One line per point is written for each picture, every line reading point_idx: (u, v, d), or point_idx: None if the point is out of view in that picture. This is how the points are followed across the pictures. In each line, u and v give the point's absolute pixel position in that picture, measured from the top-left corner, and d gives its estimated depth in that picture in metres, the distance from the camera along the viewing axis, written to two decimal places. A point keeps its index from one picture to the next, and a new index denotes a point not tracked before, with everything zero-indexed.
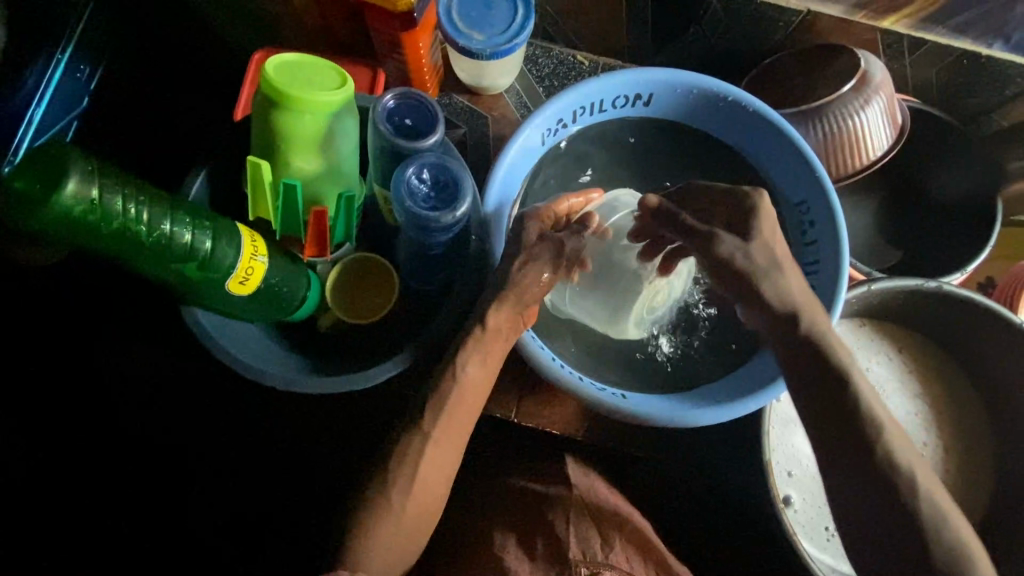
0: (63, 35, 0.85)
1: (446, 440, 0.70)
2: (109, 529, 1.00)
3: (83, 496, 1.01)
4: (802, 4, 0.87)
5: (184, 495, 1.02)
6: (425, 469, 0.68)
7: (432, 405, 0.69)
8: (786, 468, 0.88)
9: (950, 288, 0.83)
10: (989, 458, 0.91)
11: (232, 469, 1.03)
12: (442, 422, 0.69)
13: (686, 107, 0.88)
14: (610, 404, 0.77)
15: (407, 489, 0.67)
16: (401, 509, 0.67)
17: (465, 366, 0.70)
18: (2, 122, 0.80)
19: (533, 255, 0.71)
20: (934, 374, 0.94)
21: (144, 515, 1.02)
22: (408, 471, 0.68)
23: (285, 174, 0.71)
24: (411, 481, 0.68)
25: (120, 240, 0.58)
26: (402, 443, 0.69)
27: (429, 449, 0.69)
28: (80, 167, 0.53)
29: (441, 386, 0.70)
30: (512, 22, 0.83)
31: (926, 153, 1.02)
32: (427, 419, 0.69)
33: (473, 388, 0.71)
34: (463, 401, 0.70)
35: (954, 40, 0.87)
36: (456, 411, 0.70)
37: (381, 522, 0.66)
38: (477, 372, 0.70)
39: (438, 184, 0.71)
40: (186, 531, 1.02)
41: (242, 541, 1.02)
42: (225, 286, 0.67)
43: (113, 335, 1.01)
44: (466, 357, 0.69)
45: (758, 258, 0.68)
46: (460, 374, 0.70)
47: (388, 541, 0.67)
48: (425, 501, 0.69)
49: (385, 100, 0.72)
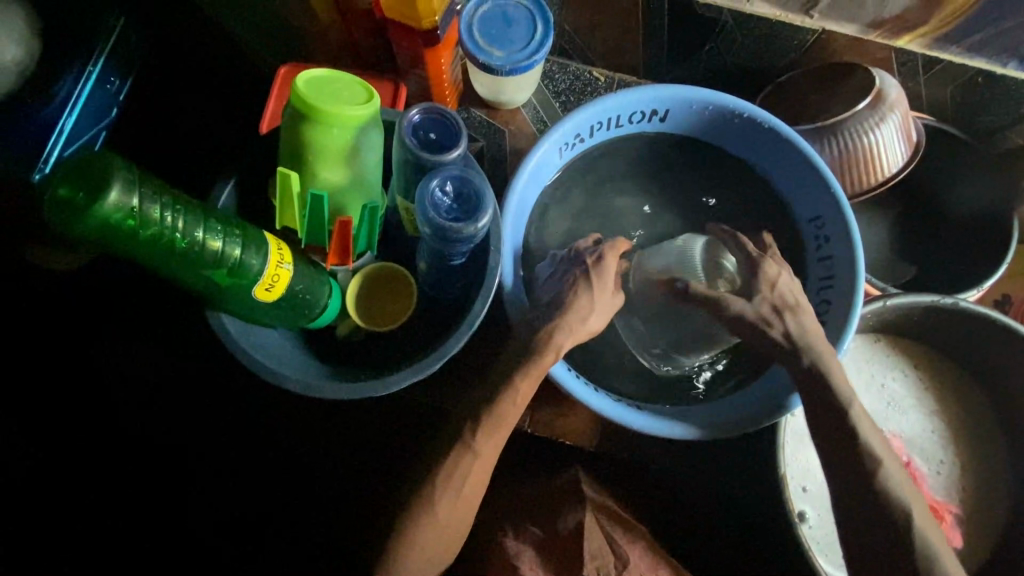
0: (96, 46, 0.88)
1: (492, 457, 0.70)
2: (121, 528, 1.02)
3: (98, 494, 1.02)
4: (817, 23, 0.87)
5: (193, 497, 1.03)
6: (471, 482, 0.69)
7: (484, 420, 0.69)
8: (800, 484, 0.88)
9: (967, 305, 0.83)
10: (1004, 477, 0.90)
11: (232, 470, 1.03)
12: (491, 439, 0.69)
13: (702, 123, 0.89)
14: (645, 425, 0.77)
15: (452, 505, 0.68)
16: (446, 522, 0.68)
17: (519, 387, 0.70)
18: (35, 129, 0.83)
19: (610, 306, 0.77)
20: (950, 391, 0.93)
21: (154, 516, 1.03)
22: (454, 487, 0.68)
23: (311, 184, 0.73)
24: (457, 497, 0.68)
25: (156, 247, 0.60)
26: (452, 458, 0.69)
27: (477, 466, 0.69)
28: (121, 177, 0.55)
29: (497, 407, 0.69)
30: (532, 39, 0.85)
31: (940, 169, 1.02)
32: (478, 437, 0.69)
33: (518, 406, 0.70)
34: (512, 417, 0.70)
35: (969, 59, 0.87)
36: (504, 428, 0.70)
37: (422, 533, 0.68)
38: (528, 392, 0.71)
39: (460, 197, 0.72)
40: (190, 533, 1.02)
41: (245, 544, 1.02)
42: (252, 292, 0.69)
43: (134, 337, 1.03)
44: (523, 384, 0.70)
45: (763, 309, 0.76)
46: (517, 400, 0.70)
47: (431, 549, 0.69)
48: (461, 515, 0.70)
49: (410, 115, 0.74)
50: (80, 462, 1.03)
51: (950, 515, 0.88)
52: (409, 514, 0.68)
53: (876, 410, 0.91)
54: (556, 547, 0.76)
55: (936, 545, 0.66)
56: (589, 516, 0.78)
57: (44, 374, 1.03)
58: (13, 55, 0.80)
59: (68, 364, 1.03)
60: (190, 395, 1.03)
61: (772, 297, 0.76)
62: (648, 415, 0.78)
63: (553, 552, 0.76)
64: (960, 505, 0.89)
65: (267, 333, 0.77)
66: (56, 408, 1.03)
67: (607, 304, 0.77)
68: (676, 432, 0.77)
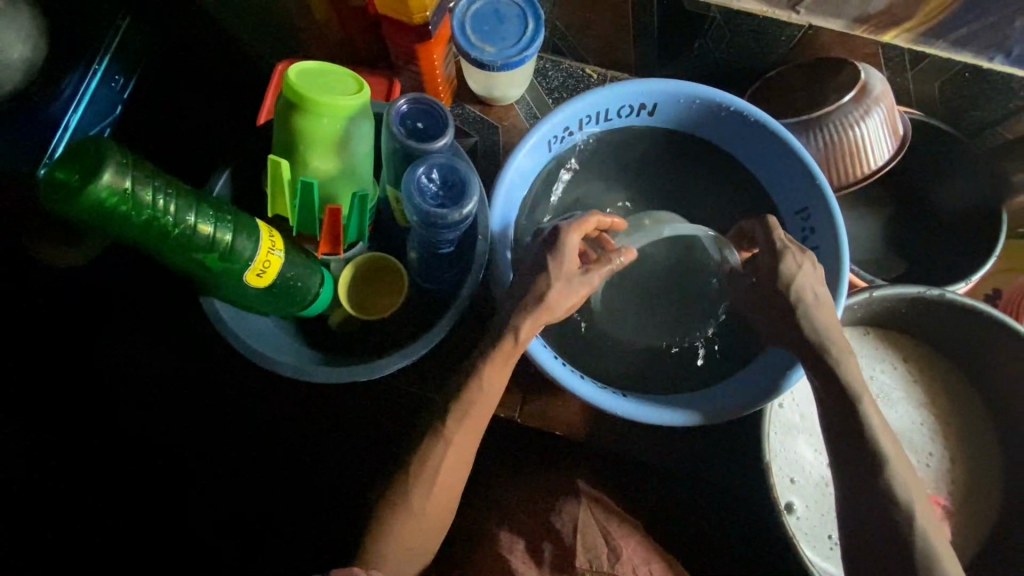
0: (102, 47, 0.91)
1: (464, 446, 0.72)
2: (120, 521, 1.04)
3: (98, 487, 1.04)
4: (803, 19, 0.88)
5: (191, 490, 1.05)
6: (445, 470, 0.71)
7: (454, 411, 0.72)
8: (789, 475, 0.88)
9: (953, 296, 0.83)
10: (993, 469, 0.90)
11: (224, 469, 1.05)
12: (462, 428, 0.72)
13: (690, 116, 0.90)
14: (625, 409, 0.77)
15: (429, 490, 0.71)
16: (423, 510, 0.71)
17: (484, 375, 0.72)
18: (37, 127, 0.85)
19: (568, 284, 0.73)
20: (940, 383, 0.93)
21: (154, 509, 1.04)
22: (429, 474, 0.71)
23: (303, 173, 0.75)
24: (432, 486, 0.71)
25: (149, 230, 0.62)
26: (423, 449, 0.72)
27: (450, 454, 0.72)
28: (115, 160, 0.57)
29: (465, 390, 0.72)
30: (523, 35, 0.86)
31: (930, 163, 1.03)
32: (449, 426, 0.72)
33: (488, 396, 0.73)
34: (483, 408, 0.73)
35: (955, 53, 0.87)
36: (474, 420, 0.72)
37: (402, 523, 0.70)
38: (497, 382, 0.73)
39: (447, 184, 0.74)
40: (190, 532, 1.04)
41: (245, 544, 1.04)
42: (243, 277, 0.70)
43: (134, 330, 1.06)
44: (489, 369, 0.72)
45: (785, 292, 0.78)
46: (481, 386, 0.72)
47: (411, 538, 0.70)
48: (444, 500, 0.72)
49: (399, 105, 0.76)
50: (80, 455, 1.04)
51: (940, 507, 0.88)
52: (388, 503, 0.71)
53: None
54: (551, 538, 0.77)
55: (920, 518, 0.68)
56: (585, 509, 0.80)
57: (47, 370, 1.05)
58: (19, 54, 0.83)
59: (68, 360, 1.05)
60: (187, 389, 1.05)
61: (795, 285, 0.78)
62: (629, 401, 0.78)
63: (547, 547, 0.76)
64: (950, 498, 0.89)
65: (261, 321, 0.79)
66: (59, 403, 1.05)
67: (563, 282, 0.73)
68: (657, 417, 0.77)
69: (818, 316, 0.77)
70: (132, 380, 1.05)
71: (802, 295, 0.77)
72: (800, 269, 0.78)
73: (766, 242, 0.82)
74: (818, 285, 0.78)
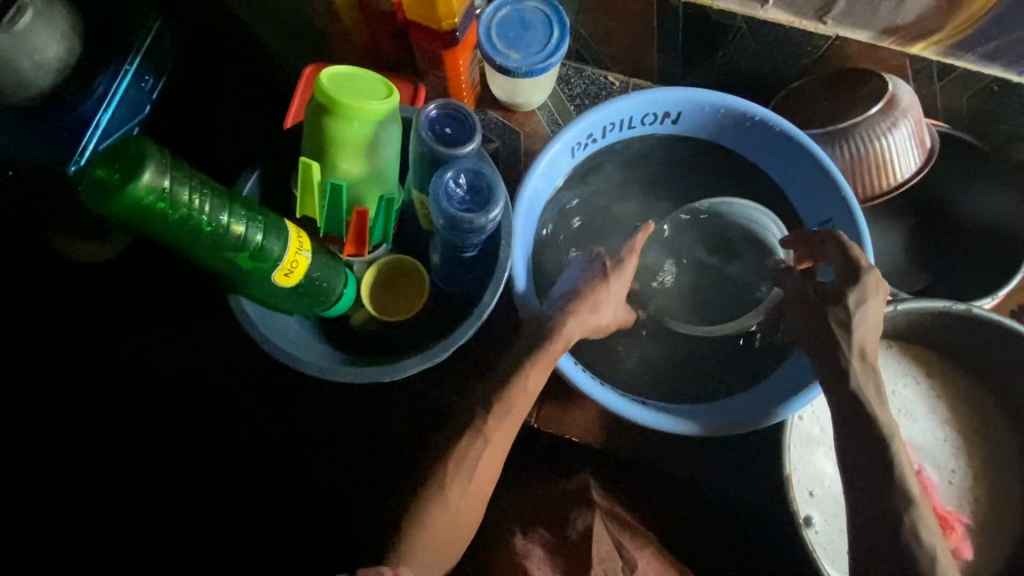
0: (132, 48, 0.92)
1: (498, 448, 0.73)
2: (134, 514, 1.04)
3: (113, 481, 1.05)
4: (831, 29, 0.87)
5: (204, 485, 1.06)
6: (480, 471, 0.72)
7: (495, 411, 0.72)
8: (807, 488, 0.87)
9: (980, 312, 0.82)
10: (1017, 489, 0.89)
11: (238, 466, 1.06)
12: (501, 428, 0.72)
13: (713, 126, 0.91)
14: (661, 420, 0.77)
15: (464, 489, 0.71)
16: (458, 507, 0.71)
17: (524, 378, 0.72)
18: (70, 125, 0.87)
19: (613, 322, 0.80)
20: (964, 400, 0.92)
21: (169, 502, 1.05)
22: (465, 474, 0.71)
23: (331, 176, 0.76)
24: (469, 483, 0.71)
25: (184, 229, 0.63)
26: (460, 449, 0.71)
27: (485, 455, 0.72)
28: (154, 160, 0.59)
29: (507, 391, 0.72)
30: (548, 43, 0.87)
31: (955, 176, 1.02)
32: (488, 425, 0.72)
33: (526, 397, 0.73)
34: (519, 411, 0.73)
35: (985, 66, 0.86)
36: (509, 422, 0.73)
37: (431, 520, 0.70)
38: (535, 383, 0.73)
39: (473, 189, 0.75)
40: (197, 527, 1.05)
41: (251, 539, 1.05)
42: (272, 276, 0.71)
43: (155, 325, 1.07)
44: (529, 371, 0.72)
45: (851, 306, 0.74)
46: (523, 387, 0.72)
47: (440, 538, 0.70)
48: (474, 501, 0.72)
49: (427, 110, 0.77)
50: (100, 444, 1.06)
51: (961, 525, 0.87)
52: (417, 503, 0.71)
53: None
54: (565, 549, 0.76)
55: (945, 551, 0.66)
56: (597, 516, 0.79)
57: (69, 362, 1.07)
58: (55, 54, 0.84)
59: (90, 354, 1.07)
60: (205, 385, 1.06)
61: (862, 296, 0.74)
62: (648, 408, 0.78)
63: (561, 554, 0.76)
64: (972, 517, 0.88)
65: (284, 320, 0.80)
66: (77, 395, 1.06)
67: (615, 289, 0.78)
68: (684, 427, 0.77)
69: (869, 342, 0.75)
70: (150, 374, 1.07)
71: (863, 308, 0.74)
72: (871, 298, 0.75)
73: (836, 253, 0.77)
74: (876, 315, 0.75)
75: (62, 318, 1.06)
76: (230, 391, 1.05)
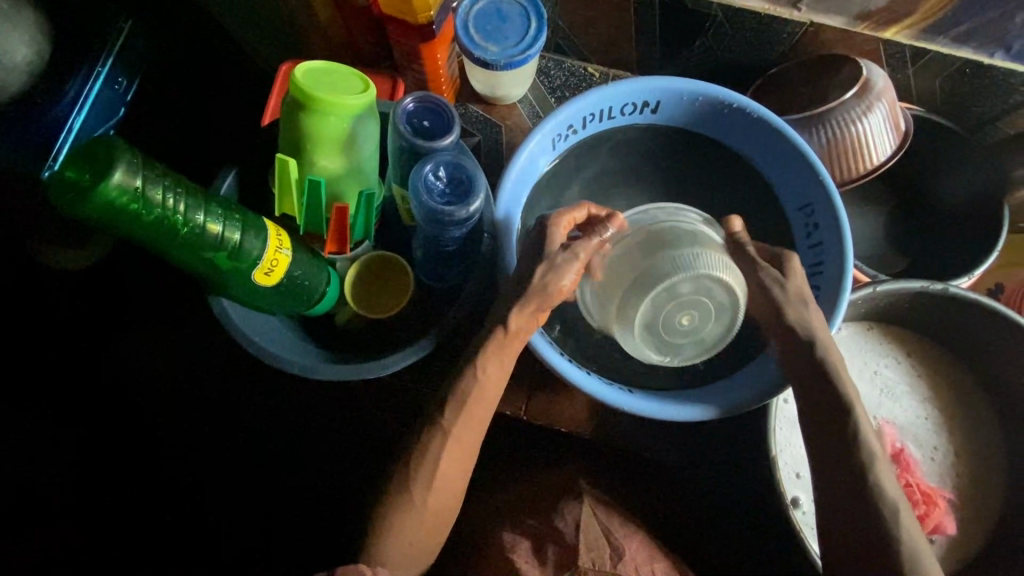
0: (105, 48, 0.91)
1: (463, 436, 0.73)
2: (132, 518, 1.04)
3: (111, 484, 1.04)
4: (805, 16, 0.89)
5: (200, 488, 1.05)
6: (445, 466, 0.72)
7: (453, 402, 0.73)
8: (794, 470, 0.88)
9: (957, 291, 0.84)
10: (997, 463, 0.90)
11: (229, 468, 1.05)
12: (461, 418, 0.73)
13: (692, 114, 0.91)
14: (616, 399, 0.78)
15: (428, 485, 0.71)
16: (426, 504, 0.72)
17: (483, 366, 0.73)
18: (43, 128, 0.86)
19: (552, 265, 0.72)
20: (943, 378, 0.94)
21: (166, 505, 1.05)
22: (428, 469, 0.72)
23: (310, 172, 0.75)
24: (433, 478, 0.72)
25: (159, 229, 0.62)
26: (423, 441, 0.72)
27: (449, 447, 0.72)
28: (125, 159, 0.58)
29: (461, 380, 0.73)
30: (525, 35, 0.87)
31: (929, 159, 1.04)
32: (448, 417, 0.72)
33: (489, 388, 0.74)
34: (480, 399, 0.73)
35: (957, 49, 0.88)
36: (474, 409, 0.73)
37: (404, 514, 0.71)
38: (495, 372, 0.73)
39: (454, 182, 0.74)
40: (194, 529, 1.04)
41: (245, 542, 1.04)
42: (252, 276, 0.71)
43: (140, 329, 1.06)
44: (485, 359, 0.73)
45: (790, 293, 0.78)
46: (480, 375, 0.73)
47: (411, 533, 0.71)
48: (444, 496, 0.73)
49: (405, 104, 0.76)
50: (90, 451, 1.04)
51: (944, 501, 0.89)
52: (398, 497, 0.71)
53: (869, 398, 0.92)
54: (557, 542, 0.76)
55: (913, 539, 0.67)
56: (586, 509, 0.79)
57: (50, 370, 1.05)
58: (23, 56, 0.81)
59: (72, 361, 1.05)
60: (195, 387, 1.05)
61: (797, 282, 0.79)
62: (632, 395, 0.79)
63: (549, 542, 0.76)
64: (954, 492, 0.90)
65: (268, 320, 0.79)
66: (65, 400, 1.04)
67: (544, 263, 0.72)
68: (658, 411, 0.78)
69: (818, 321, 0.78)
70: (144, 379, 1.04)
71: (788, 273, 0.79)
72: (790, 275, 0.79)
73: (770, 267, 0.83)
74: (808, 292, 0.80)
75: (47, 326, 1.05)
76: (221, 392, 1.04)
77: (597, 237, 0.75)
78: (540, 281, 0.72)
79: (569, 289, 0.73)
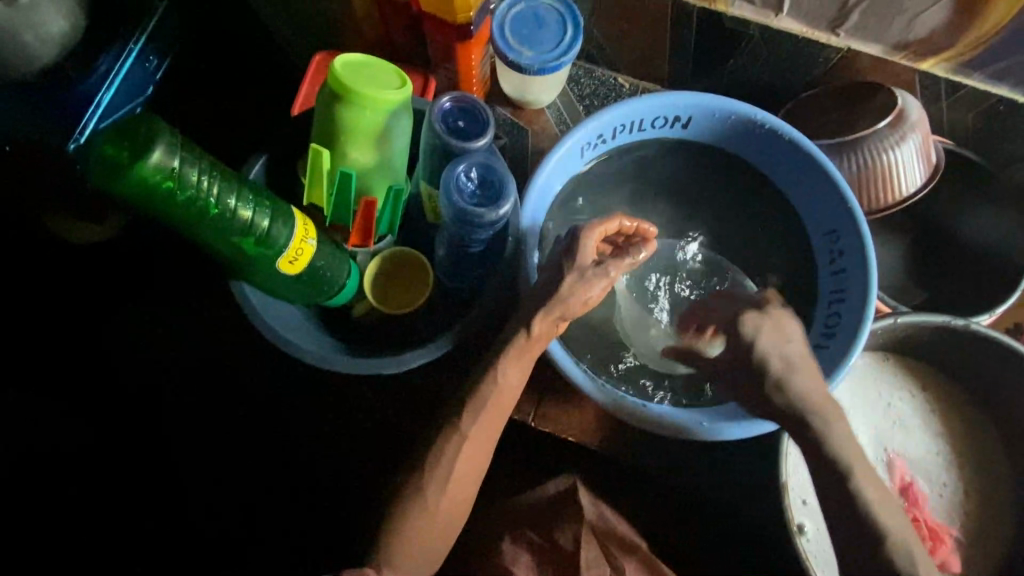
0: (140, 26, 0.89)
1: (478, 442, 0.73)
2: (112, 518, 1.00)
3: (94, 482, 1.01)
4: (842, 42, 0.87)
5: (190, 489, 1.02)
6: (460, 468, 0.72)
7: (470, 405, 0.72)
8: (800, 497, 0.87)
9: (978, 327, 0.84)
10: (1007, 505, 0.90)
11: (223, 460, 1.02)
12: (477, 425, 0.72)
13: (722, 133, 0.91)
14: (636, 414, 0.78)
15: (443, 487, 0.71)
16: (437, 506, 0.71)
17: (505, 373, 0.72)
18: (71, 103, 0.85)
19: (580, 275, 0.72)
20: (957, 416, 0.93)
21: (149, 510, 1.01)
22: (443, 470, 0.71)
23: (340, 164, 0.76)
24: (446, 482, 0.71)
25: (191, 211, 0.63)
26: (439, 443, 0.72)
27: (465, 450, 0.72)
28: (165, 139, 0.59)
29: (481, 384, 0.72)
30: (561, 41, 0.87)
31: (955, 194, 1.03)
32: (465, 421, 0.72)
33: (508, 392, 0.73)
34: (499, 405, 0.73)
35: (992, 85, 0.86)
36: (491, 414, 0.73)
37: (417, 515, 0.71)
38: (515, 379, 0.73)
39: (484, 183, 0.75)
40: (190, 524, 1.01)
41: (232, 536, 1.01)
42: (276, 263, 0.71)
43: (148, 311, 1.05)
44: (507, 363, 0.72)
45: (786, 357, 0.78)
46: (500, 381, 0.72)
47: (425, 533, 0.71)
48: (455, 499, 0.72)
49: (441, 102, 0.76)
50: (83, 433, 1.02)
51: (951, 538, 0.88)
52: (405, 496, 0.71)
53: (881, 427, 0.91)
54: (554, 555, 0.76)
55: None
56: (586, 529, 0.78)
57: (51, 349, 1.04)
58: (57, 27, 0.82)
59: (76, 342, 1.04)
60: (196, 381, 1.03)
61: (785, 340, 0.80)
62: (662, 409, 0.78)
63: (551, 558, 0.76)
64: (963, 532, 0.89)
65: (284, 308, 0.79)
66: (66, 390, 1.03)
67: (574, 273, 0.72)
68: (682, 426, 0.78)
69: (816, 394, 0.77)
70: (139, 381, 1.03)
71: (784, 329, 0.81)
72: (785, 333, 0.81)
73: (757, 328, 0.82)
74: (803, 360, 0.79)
75: (57, 318, 1.04)
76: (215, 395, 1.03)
77: (631, 257, 0.74)
78: (566, 288, 0.72)
79: (594, 301, 0.73)
